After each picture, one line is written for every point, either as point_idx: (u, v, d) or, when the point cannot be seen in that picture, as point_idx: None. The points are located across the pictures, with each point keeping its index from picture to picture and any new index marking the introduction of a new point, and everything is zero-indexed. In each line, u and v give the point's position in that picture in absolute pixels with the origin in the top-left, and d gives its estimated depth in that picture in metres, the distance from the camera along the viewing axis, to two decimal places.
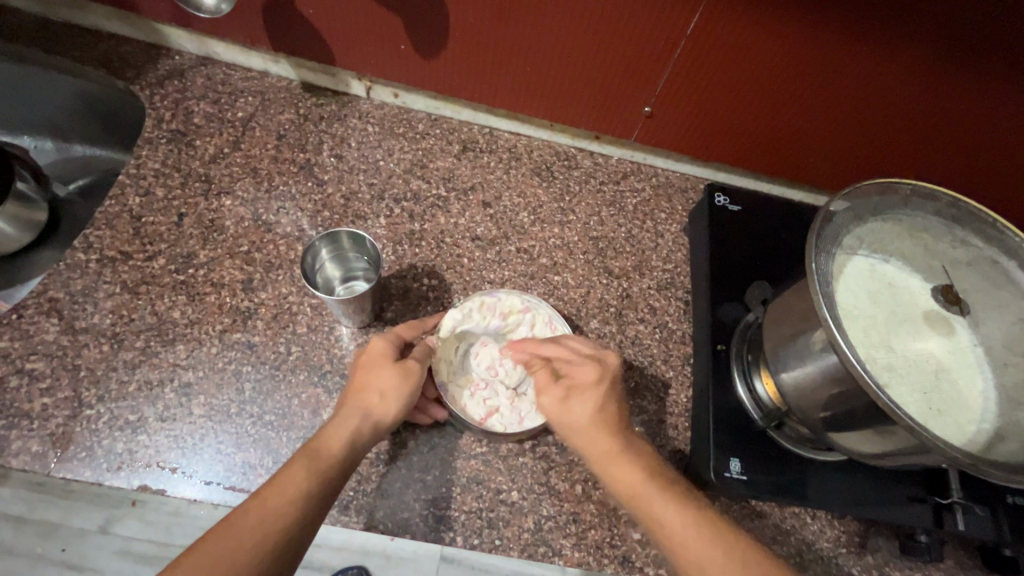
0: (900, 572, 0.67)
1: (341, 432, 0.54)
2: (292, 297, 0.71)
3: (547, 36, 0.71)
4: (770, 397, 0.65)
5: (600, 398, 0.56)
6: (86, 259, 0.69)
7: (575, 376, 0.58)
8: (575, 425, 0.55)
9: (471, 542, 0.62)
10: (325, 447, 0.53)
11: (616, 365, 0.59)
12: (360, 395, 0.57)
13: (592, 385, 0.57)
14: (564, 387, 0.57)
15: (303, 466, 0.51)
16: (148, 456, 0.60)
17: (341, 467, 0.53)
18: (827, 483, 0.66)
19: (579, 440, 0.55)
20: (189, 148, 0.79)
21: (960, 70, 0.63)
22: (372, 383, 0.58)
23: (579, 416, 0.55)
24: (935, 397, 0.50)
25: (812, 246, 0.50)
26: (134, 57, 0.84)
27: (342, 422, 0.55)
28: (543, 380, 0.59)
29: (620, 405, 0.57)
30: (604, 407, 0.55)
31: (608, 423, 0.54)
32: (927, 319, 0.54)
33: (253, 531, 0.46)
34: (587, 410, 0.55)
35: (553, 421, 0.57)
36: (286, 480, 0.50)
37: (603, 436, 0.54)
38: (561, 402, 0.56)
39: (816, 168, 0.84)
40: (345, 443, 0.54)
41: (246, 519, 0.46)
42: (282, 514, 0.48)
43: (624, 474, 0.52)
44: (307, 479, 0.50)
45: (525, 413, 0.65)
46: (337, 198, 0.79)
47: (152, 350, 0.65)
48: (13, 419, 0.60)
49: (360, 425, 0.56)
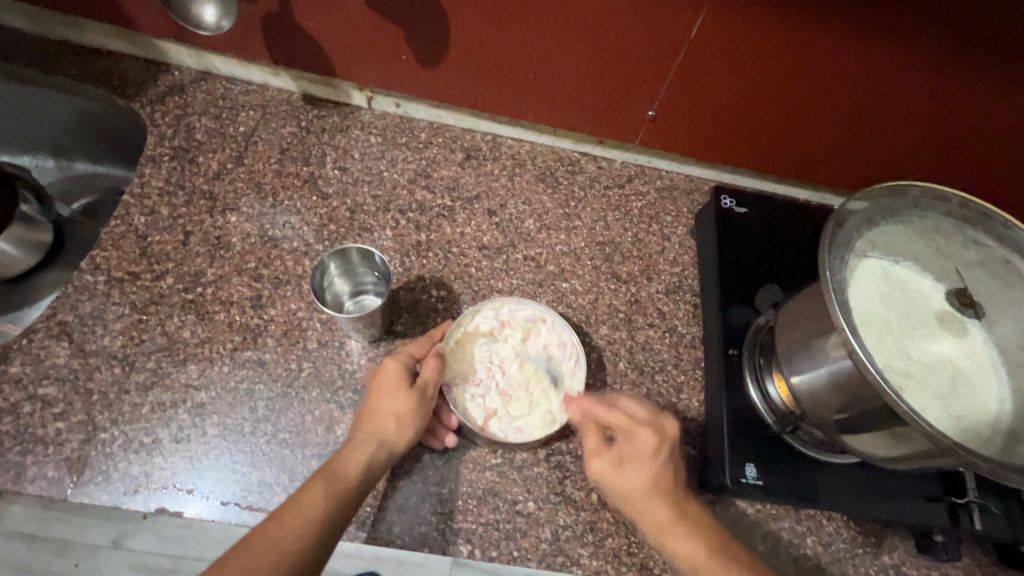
0: (916, 571, 0.67)
1: (356, 457, 0.56)
2: (302, 313, 0.71)
3: (549, 42, 0.71)
4: (784, 401, 0.65)
5: (658, 468, 0.57)
6: (94, 280, 0.69)
7: (634, 444, 0.58)
8: (631, 494, 0.56)
9: (489, 554, 0.62)
10: (342, 472, 0.55)
11: (674, 428, 0.59)
12: (375, 421, 0.59)
13: (654, 455, 0.57)
14: (621, 454, 0.58)
15: (319, 489, 0.54)
16: (164, 478, 0.60)
17: (355, 491, 0.55)
18: (842, 486, 0.66)
19: (638, 509, 0.57)
20: (193, 165, 0.79)
21: (966, 67, 0.62)
22: (386, 408, 0.59)
23: (636, 486, 0.56)
24: (952, 403, 0.50)
25: (825, 252, 0.50)
26: (133, 74, 0.83)
27: (357, 446, 0.57)
28: (593, 444, 0.59)
29: (676, 470, 0.59)
30: (663, 476, 0.57)
31: (665, 493, 0.57)
32: (940, 320, 0.54)
33: (270, 549, 0.50)
34: (645, 480, 0.56)
35: (608, 488, 0.58)
36: (303, 503, 0.53)
37: (664, 508, 0.56)
38: (617, 468, 0.57)
39: (823, 166, 0.83)
40: (360, 468, 0.56)
41: (266, 539, 0.50)
42: (296, 539, 0.51)
43: (686, 549, 0.55)
44: (321, 503, 0.53)
45: (524, 425, 0.64)
46: (343, 211, 0.79)
47: (164, 371, 0.65)
48: (28, 444, 0.60)
49: (375, 452, 0.57)
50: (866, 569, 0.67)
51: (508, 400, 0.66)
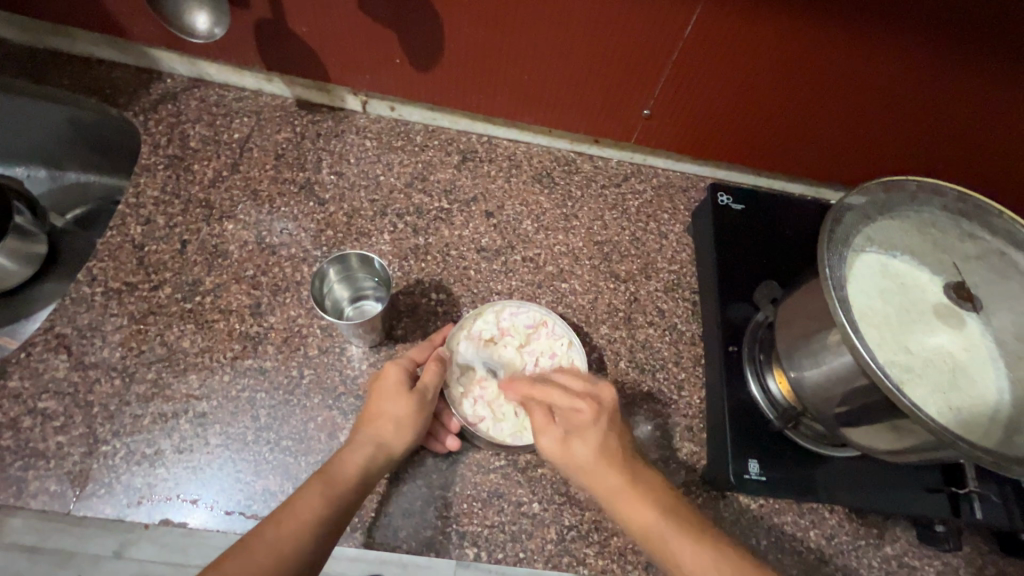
0: (919, 561, 0.68)
1: (354, 459, 0.57)
2: (302, 320, 0.71)
3: (544, 44, 0.71)
4: (785, 396, 0.66)
5: (600, 437, 0.58)
6: (91, 292, 0.69)
7: (572, 416, 0.59)
8: (578, 464, 0.57)
9: (495, 556, 0.62)
10: (341, 473, 0.55)
11: (612, 395, 0.61)
12: (376, 423, 0.59)
13: (592, 425, 0.58)
14: (564, 428, 0.59)
15: (318, 491, 0.53)
16: (168, 489, 0.60)
17: (353, 492, 0.55)
18: (844, 479, 0.67)
19: (588, 480, 0.57)
20: (188, 173, 0.78)
21: (957, 61, 0.63)
22: (387, 411, 0.60)
23: (582, 456, 0.57)
24: (953, 395, 0.51)
25: (823, 249, 0.50)
26: (125, 83, 0.83)
27: (356, 447, 0.58)
28: (540, 421, 0.60)
29: (621, 437, 0.59)
30: (608, 445, 0.58)
31: (612, 459, 0.57)
32: (938, 314, 0.55)
33: (270, 550, 0.49)
34: (589, 448, 0.57)
35: (557, 462, 0.59)
36: (301, 504, 0.52)
37: (612, 473, 0.56)
38: (563, 442, 0.58)
39: (817, 162, 0.84)
40: (359, 470, 0.56)
41: (263, 541, 0.49)
42: (296, 539, 0.50)
43: (639, 513, 0.54)
44: (321, 503, 0.53)
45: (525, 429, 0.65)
46: (340, 216, 0.79)
47: (164, 381, 0.65)
48: (29, 459, 0.60)
49: (373, 453, 0.58)
50: (869, 561, 0.67)
51: (503, 404, 0.66)
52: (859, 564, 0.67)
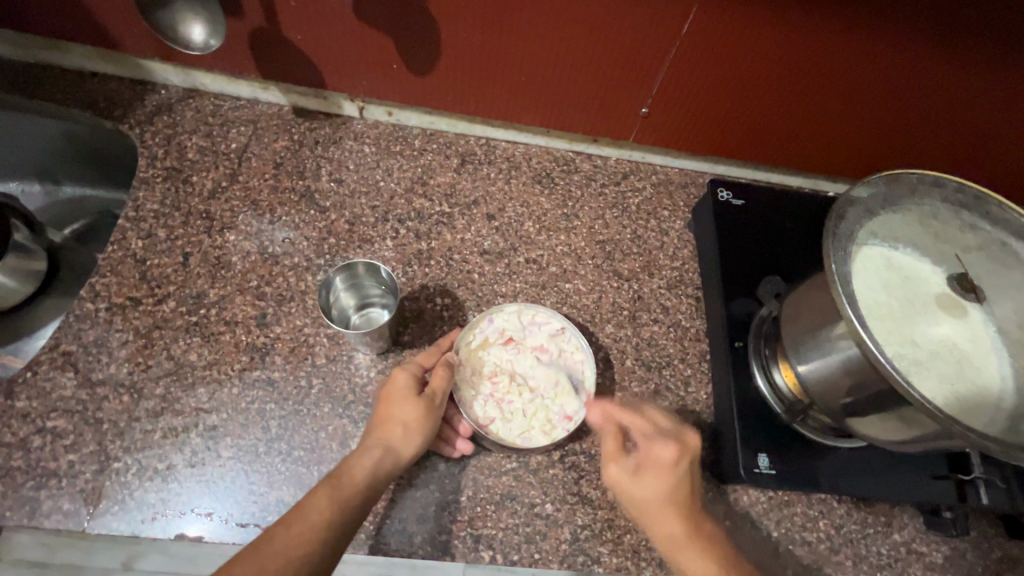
0: (926, 547, 0.69)
1: (362, 463, 0.57)
2: (308, 329, 0.71)
3: (541, 46, 0.71)
4: (791, 389, 0.66)
5: (675, 479, 0.58)
6: (95, 308, 0.69)
7: (652, 453, 0.60)
8: (645, 502, 0.58)
9: (511, 558, 0.62)
10: (348, 477, 0.55)
11: (696, 442, 0.61)
12: (385, 428, 0.60)
13: (672, 468, 0.59)
14: (640, 463, 0.59)
15: (326, 496, 0.53)
16: (182, 504, 0.60)
17: (361, 497, 0.55)
18: (852, 469, 0.68)
19: (650, 518, 0.58)
20: (187, 185, 0.78)
21: (952, 52, 0.63)
22: (395, 416, 0.60)
23: (652, 495, 0.58)
24: (961, 385, 0.51)
25: (828, 244, 0.51)
26: (119, 95, 0.82)
27: (365, 451, 0.58)
28: (613, 450, 0.61)
29: (693, 483, 0.60)
30: (680, 488, 0.58)
31: (679, 506, 0.58)
32: (941, 304, 0.55)
33: (278, 555, 0.49)
34: (661, 490, 0.58)
35: (623, 494, 0.60)
36: (309, 508, 0.52)
37: (676, 520, 0.57)
38: (634, 476, 0.59)
39: (815, 155, 0.84)
40: (366, 474, 0.56)
41: (272, 544, 0.49)
42: (303, 547, 0.50)
43: (695, 564, 0.56)
44: (329, 509, 0.52)
45: (530, 432, 0.65)
46: (341, 223, 0.79)
47: (173, 396, 0.65)
48: (41, 478, 0.60)
49: (380, 458, 0.57)
50: (878, 549, 0.68)
51: (519, 405, 0.66)
52: (869, 552, 0.68)
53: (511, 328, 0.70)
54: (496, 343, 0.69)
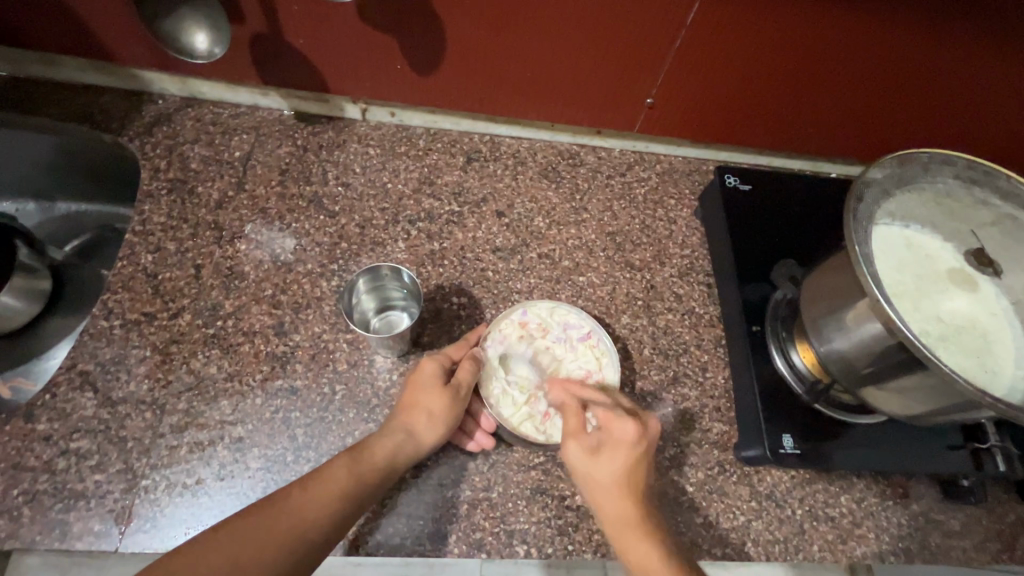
0: (944, 515, 0.71)
1: (385, 444, 0.58)
2: (327, 335, 0.70)
3: (548, 40, 0.71)
4: (809, 368, 0.69)
5: (632, 460, 0.56)
6: (109, 325, 0.68)
7: (610, 432, 0.57)
8: (597, 481, 0.56)
9: (545, 551, 0.63)
10: (368, 454, 0.56)
11: (657, 427, 0.58)
12: (408, 412, 0.60)
13: (626, 447, 0.56)
14: (596, 441, 0.57)
15: (344, 466, 0.55)
16: (214, 517, 0.60)
17: (377, 475, 0.56)
18: (871, 444, 0.69)
19: (601, 497, 0.56)
20: (193, 196, 0.77)
21: (954, 30, 0.64)
22: (420, 402, 0.60)
23: (604, 474, 0.55)
24: (984, 358, 0.53)
25: (851, 225, 0.52)
26: (116, 107, 0.80)
27: (388, 432, 0.59)
28: (574, 426, 0.59)
29: (649, 466, 0.57)
30: (634, 469, 0.56)
31: (632, 488, 0.55)
32: (957, 280, 0.57)
33: (294, 513, 0.50)
34: (615, 470, 0.55)
35: (577, 473, 0.57)
36: (327, 477, 0.53)
37: (626, 504, 0.55)
38: (590, 454, 0.56)
39: (818, 138, 0.85)
40: (387, 454, 0.57)
41: (290, 501, 0.50)
42: (319, 507, 0.51)
43: (638, 550, 0.52)
44: (348, 478, 0.54)
45: (554, 427, 0.65)
46: (352, 227, 0.78)
47: (197, 410, 0.64)
48: (68, 501, 0.59)
49: (402, 441, 0.58)
50: (899, 520, 0.70)
51: (537, 403, 0.67)
52: (890, 524, 0.70)
53: (544, 324, 0.71)
54: (523, 329, 0.70)
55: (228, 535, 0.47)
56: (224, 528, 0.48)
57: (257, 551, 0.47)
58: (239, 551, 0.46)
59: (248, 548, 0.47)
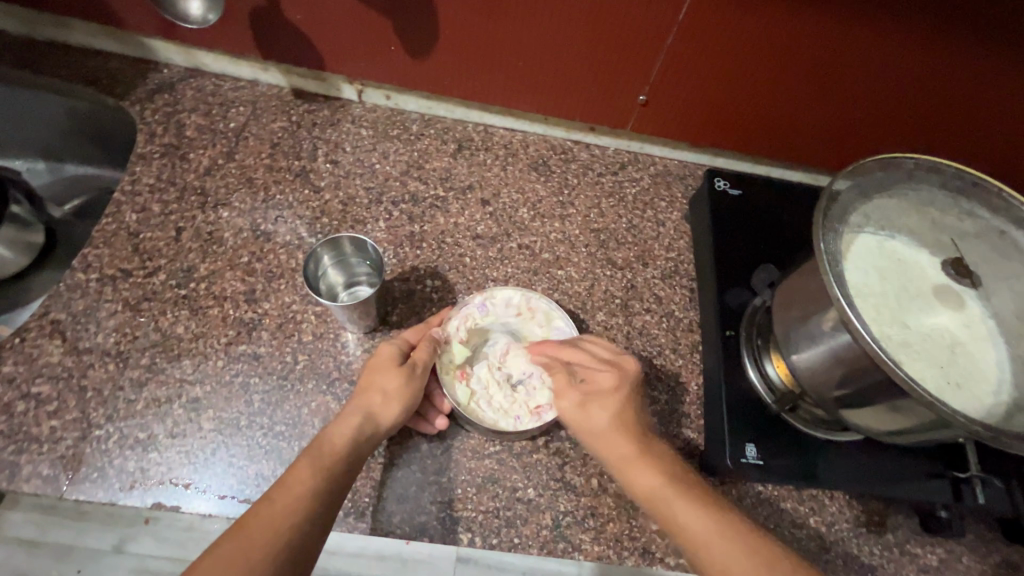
0: (921, 549, 0.67)
1: (342, 431, 0.56)
2: (296, 306, 0.70)
3: (540, 31, 0.71)
4: (782, 379, 0.65)
5: (617, 403, 0.59)
6: (86, 278, 0.69)
7: (593, 383, 0.60)
8: (593, 430, 0.58)
9: (490, 542, 0.61)
10: (328, 445, 0.55)
11: (635, 367, 0.62)
12: (365, 395, 0.59)
13: (613, 392, 0.59)
14: (583, 395, 0.60)
15: (306, 466, 0.52)
16: (161, 474, 0.60)
17: (344, 464, 0.54)
18: (843, 464, 0.66)
19: (600, 444, 0.57)
20: (184, 161, 0.78)
21: (955, 41, 0.62)
22: (377, 384, 0.60)
23: (598, 423, 0.58)
24: (959, 374, 0.50)
25: (819, 224, 0.50)
26: (122, 73, 0.83)
27: (345, 419, 0.57)
28: (560, 384, 0.61)
29: (639, 406, 0.60)
30: (623, 411, 0.58)
31: (626, 427, 0.57)
32: (938, 293, 0.54)
33: (266, 529, 0.47)
34: (606, 414, 0.58)
35: (573, 426, 0.60)
36: (291, 482, 0.51)
37: (621, 438, 0.56)
38: (581, 407, 0.59)
39: (817, 147, 0.83)
40: (346, 441, 0.56)
41: (259, 519, 0.48)
42: (292, 513, 0.48)
43: (643, 475, 0.54)
44: (312, 477, 0.51)
45: (501, 416, 0.64)
46: (335, 204, 0.79)
47: (158, 367, 0.65)
48: (22, 443, 0.60)
49: (361, 423, 0.57)
50: (871, 549, 0.66)
51: (493, 390, 0.65)
52: (860, 552, 0.66)
53: (522, 317, 0.70)
54: (494, 322, 0.69)
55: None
56: (202, 568, 0.44)
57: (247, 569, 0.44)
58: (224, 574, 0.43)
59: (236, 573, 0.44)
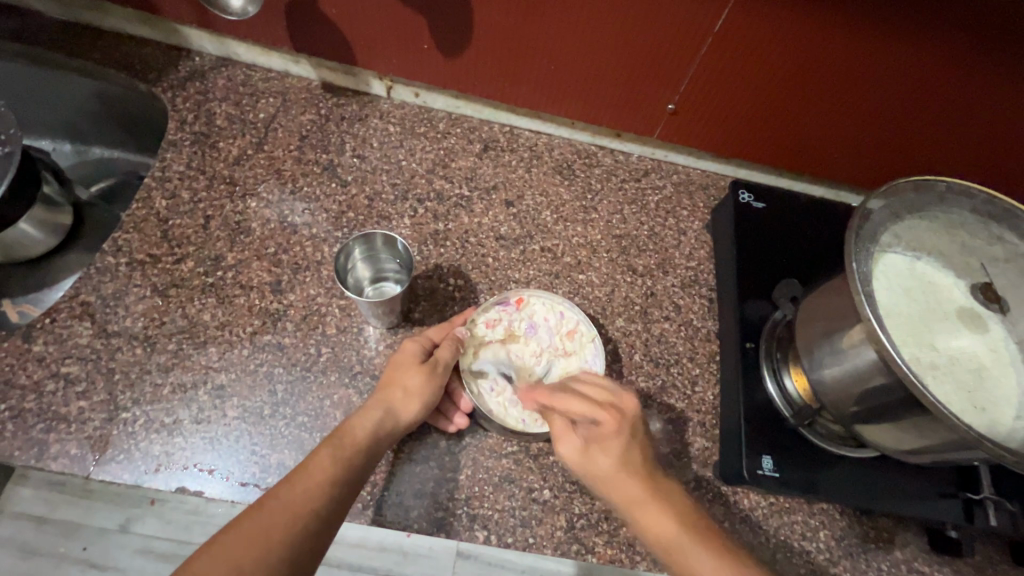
0: (929, 567, 0.68)
1: (364, 423, 0.57)
2: (321, 298, 0.71)
3: (573, 34, 0.71)
4: (801, 395, 0.66)
5: (621, 447, 0.54)
6: (116, 262, 0.70)
7: (594, 424, 0.56)
8: (602, 475, 0.53)
9: (505, 540, 0.62)
10: (349, 436, 0.55)
11: (635, 403, 0.57)
12: (386, 390, 0.60)
13: (613, 435, 0.55)
14: (584, 437, 0.56)
15: (327, 454, 0.53)
16: (185, 458, 0.61)
17: (363, 456, 0.55)
18: (858, 479, 0.67)
19: (608, 492, 0.53)
20: (214, 150, 0.79)
21: (990, 65, 0.62)
22: (399, 379, 0.61)
23: (605, 468, 0.53)
24: (982, 398, 0.50)
25: (852, 243, 0.50)
26: (155, 60, 0.83)
27: (366, 413, 0.58)
28: (561, 427, 0.58)
29: (643, 445, 0.55)
30: (628, 453, 0.54)
31: (633, 471, 0.52)
32: (961, 317, 0.55)
33: (287, 510, 0.48)
34: (611, 458, 0.53)
35: (579, 472, 0.55)
36: (313, 467, 0.52)
37: (631, 485, 0.52)
38: (583, 452, 0.55)
39: (842, 163, 0.83)
40: (366, 433, 0.56)
41: (278, 500, 0.48)
42: (310, 497, 0.49)
43: (655, 519, 0.50)
44: (334, 464, 0.52)
45: (512, 415, 0.65)
46: (361, 198, 0.79)
47: (185, 352, 0.66)
48: (52, 422, 0.61)
49: (382, 417, 0.58)
50: (879, 565, 0.67)
51: (509, 389, 0.66)
52: (869, 568, 0.67)
53: (547, 322, 0.70)
54: (517, 323, 0.70)
55: (223, 547, 0.44)
56: (220, 541, 0.45)
57: (264, 551, 0.45)
58: (241, 557, 0.44)
59: (253, 554, 0.44)
